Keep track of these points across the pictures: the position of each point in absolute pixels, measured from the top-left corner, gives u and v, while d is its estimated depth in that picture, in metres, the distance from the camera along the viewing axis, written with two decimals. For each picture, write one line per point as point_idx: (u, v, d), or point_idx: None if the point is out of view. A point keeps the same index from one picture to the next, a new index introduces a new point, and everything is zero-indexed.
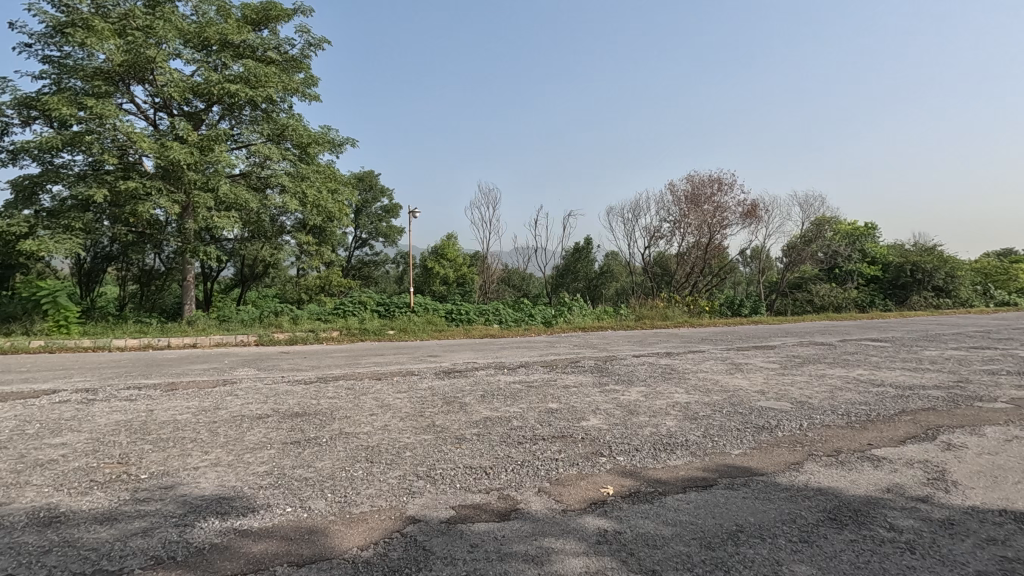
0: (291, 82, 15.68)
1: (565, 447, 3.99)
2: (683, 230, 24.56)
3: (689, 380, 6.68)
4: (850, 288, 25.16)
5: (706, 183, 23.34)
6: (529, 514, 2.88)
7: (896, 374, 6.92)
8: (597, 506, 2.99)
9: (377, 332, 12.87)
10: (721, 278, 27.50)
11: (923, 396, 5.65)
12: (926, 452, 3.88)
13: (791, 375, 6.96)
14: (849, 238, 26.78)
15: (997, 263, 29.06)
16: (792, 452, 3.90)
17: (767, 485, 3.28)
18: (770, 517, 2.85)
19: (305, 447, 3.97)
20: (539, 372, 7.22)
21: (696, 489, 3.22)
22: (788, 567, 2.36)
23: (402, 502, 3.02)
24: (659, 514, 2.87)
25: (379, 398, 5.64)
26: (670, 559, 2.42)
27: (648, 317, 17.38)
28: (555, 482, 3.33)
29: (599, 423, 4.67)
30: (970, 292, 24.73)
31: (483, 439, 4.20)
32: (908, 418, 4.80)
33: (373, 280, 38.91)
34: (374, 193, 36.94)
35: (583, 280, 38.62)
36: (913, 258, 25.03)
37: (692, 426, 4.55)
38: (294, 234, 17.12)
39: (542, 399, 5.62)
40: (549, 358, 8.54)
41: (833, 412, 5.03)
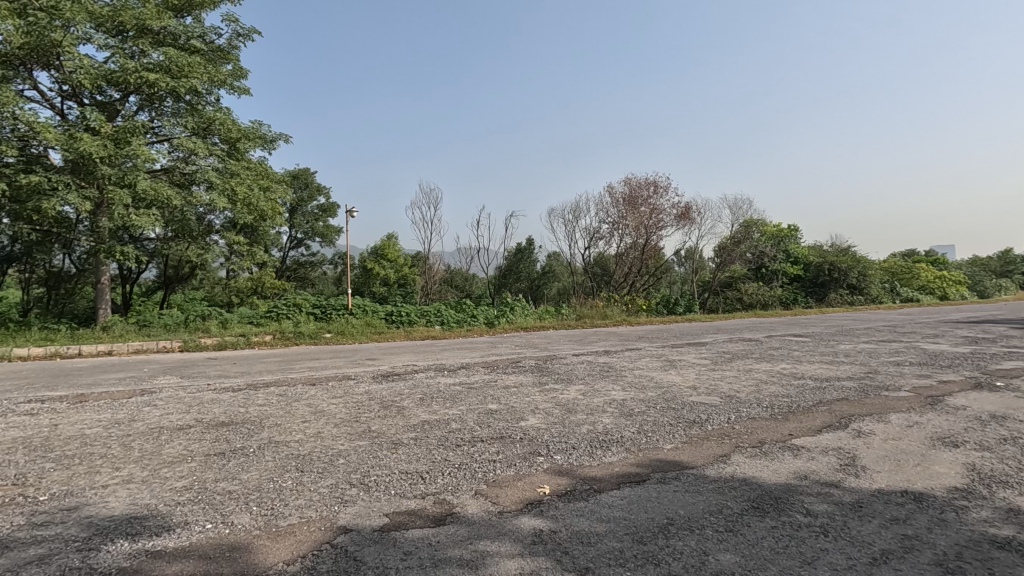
0: (218, 74, 14.94)
1: (503, 448, 3.99)
2: (621, 231, 25.26)
3: (626, 377, 6.85)
4: (775, 286, 26.67)
5: (643, 186, 24.10)
6: (465, 518, 2.85)
7: (815, 367, 7.39)
8: (533, 506, 3.00)
9: (313, 335, 12.43)
10: (658, 278, 28.46)
11: (838, 387, 6.05)
12: (839, 440, 4.15)
13: (721, 370, 7.27)
14: (774, 240, 28.40)
15: (902, 263, 31.63)
16: (720, 445, 4.07)
17: (696, 478, 3.41)
18: (699, 508, 2.95)
19: (230, 458, 3.75)
20: (480, 373, 7.20)
21: (630, 485, 3.29)
22: (715, 557, 2.45)
23: (332, 511, 2.91)
24: (594, 512, 2.92)
25: (313, 404, 5.44)
26: (603, 556, 2.46)
27: (588, 316, 17.73)
28: (492, 484, 3.32)
29: (537, 422, 4.70)
30: (879, 289, 26.82)
31: (420, 443, 4.13)
32: (825, 408, 5.13)
33: (310, 282, 37.68)
34: (310, 192, 35.78)
35: (525, 280, 38.94)
36: (830, 259, 26.87)
37: (627, 423, 4.66)
38: (223, 234, 16.30)
39: (482, 400, 5.59)
40: (490, 359, 8.53)
41: (758, 405, 5.30)
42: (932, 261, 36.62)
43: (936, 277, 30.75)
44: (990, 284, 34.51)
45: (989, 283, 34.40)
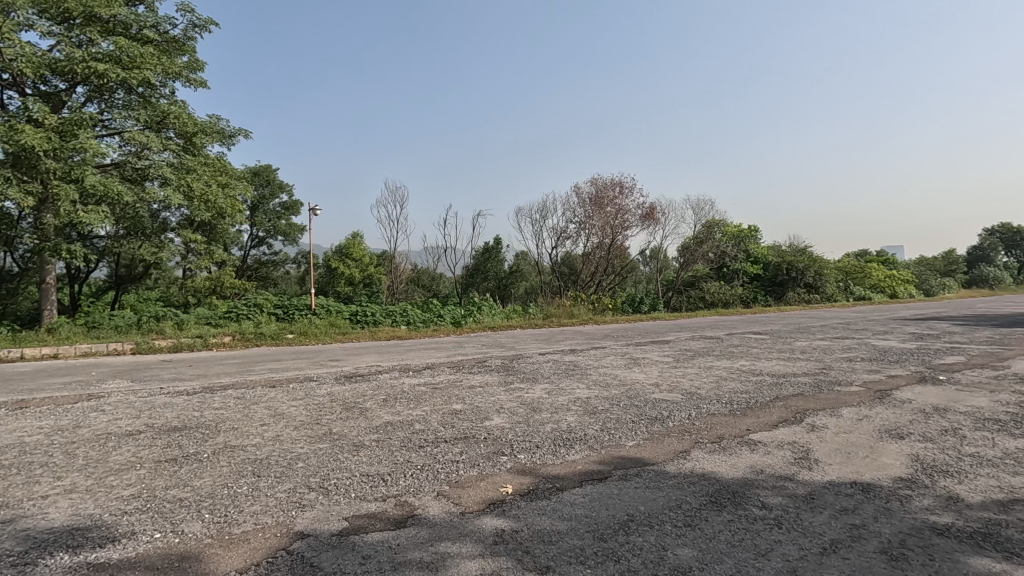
0: (173, 65, 14.43)
1: (467, 448, 3.97)
2: (587, 231, 25.53)
3: (590, 376, 6.92)
4: (735, 285, 27.39)
5: (609, 186, 24.40)
6: (426, 519, 2.82)
7: (772, 364, 7.61)
8: (495, 506, 2.99)
9: (274, 336, 12.14)
10: (624, 278, 28.85)
11: (794, 383, 6.25)
12: (794, 434, 4.29)
13: (683, 368, 7.41)
14: (735, 240, 29.12)
15: (856, 263, 32.91)
16: (680, 441, 4.15)
17: (656, 473, 3.46)
18: (658, 504, 3.00)
19: (182, 464, 3.62)
20: (445, 373, 7.15)
21: (592, 482, 3.32)
22: (673, 552, 2.49)
23: (289, 517, 2.83)
24: (555, 510, 2.93)
25: (272, 406, 5.31)
26: (564, 554, 2.47)
27: (555, 315, 17.83)
28: (455, 484, 3.30)
29: (501, 422, 4.70)
30: (833, 288, 27.85)
31: (383, 444, 4.08)
32: (781, 403, 5.29)
33: (272, 281, 36.77)
34: (271, 189, 34.91)
35: (492, 279, 38.91)
36: (788, 258, 27.78)
37: (591, 421, 4.70)
38: (179, 232, 15.72)
39: (446, 400, 5.55)
40: (456, 359, 8.47)
41: (717, 401, 5.43)
42: (882, 261, 38.16)
43: (886, 276, 32.13)
44: (935, 283, 36.29)
45: (934, 282, 36.17)
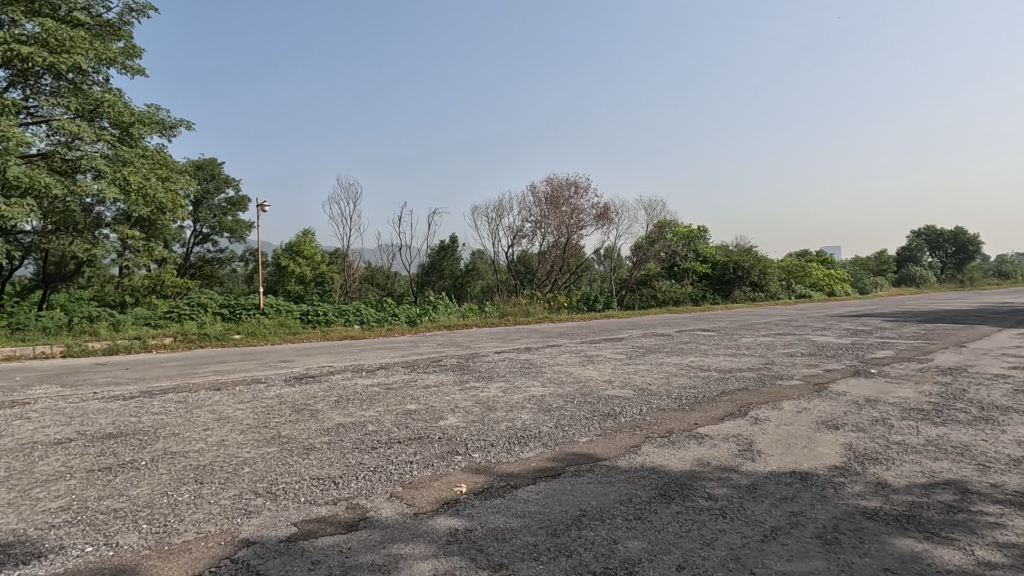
0: (107, 51, 13.63)
1: (421, 449, 3.93)
2: (543, 230, 25.74)
3: (545, 374, 6.98)
4: (685, 284, 28.25)
5: (564, 186, 24.70)
6: (379, 522, 2.78)
7: (720, 360, 7.89)
8: (450, 505, 2.98)
9: (220, 337, 11.67)
10: (579, 277, 29.23)
11: (739, 377, 6.51)
12: (739, 427, 4.46)
13: (635, 364, 7.59)
14: (685, 239, 29.98)
15: (797, 262, 34.49)
16: (631, 436, 4.25)
17: (608, 469, 3.53)
18: (610, 498, 3.06)
19: (116, 473, 3.43)
20: (399, 373, 7.06)
21: (545, 479, 3.36)
22: (623, 545, 2.55)
23: (233, 525, 2.73)
24: (509, 508, 2.94)
25: (217, 410, 5.10)
26: (518, 551, 2.48)
27: (511, 314, 17.88)
28: (408, 485, 3.26)
29: (456, 421, 4.68)
30: (776, 286, 29.11)
31: (334, 447, 3.99)
32: (727, 397, 5.50)
33: (217, 280, 35.31)
34: (216, 183, 33.53)
35: (448, 278, 38.70)
36: (735, 257, 28.90)
37: (545, 418, 4.75)
38: (114, 228, 14.88)
39: (400, 401, 5.48)
40: (410, 359, 8.37)
41: (668, 396, 5.59)
42: (821, 261, 40.15)
43: (824, 275, 33.90)
44: (868, 282, 38.56)
45: (868, 281, 38.42)
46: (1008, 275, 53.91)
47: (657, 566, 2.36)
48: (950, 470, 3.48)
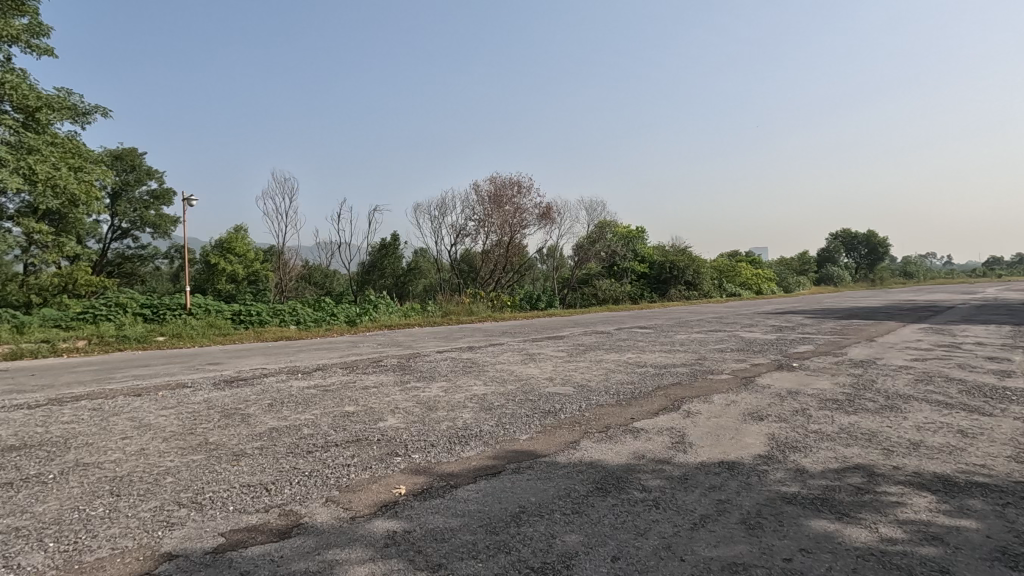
0: (8, 28, 12.47)
1: (359, 452, 3.84)
2: (487, 229, 25.74)
3: (487, 372, 7.00)
4: (625, 283, 29.08)
5: (507, 185, 24.80)
6: (313, 528, 2.70)
7: (656, 356, 8.18)
8: (388, 508, 2.93)
9: (141, 339, 10.94)
10: (522, 275, 29.46)
11: (673, 373, 6.77)
12: (672, 420, 4.65)
13: (575, 362, 7.72)
14: (624, 240, 30.84)
15: (728, 261, 36.21)
16: (571, 432, 4.33)
17: (548, 465, 3.59)
18: (549, 494, 3.11)
19: (19, 489, 3.15)
20: (338, 374, 6.87)
21: (486, 477, 3.37)
22: (561, 539, 2.59)
23: (154, 538, 2.57)
24: (449, 508, 2.93)
25: (138, 417, 4.79)
26: (457, 550, 2.48)
27: (454, 313, 17.78)
28: (345, 489, 3.18)
29: (396, 422, 4.61)
30: (709, 285, 30.48)
31: (266, 452, 3.83)
32: (662, 392, 5.71)
33: (138, 278, 33.08)
34: (138, 175, 31.43)
35: (390, 277, 38.02)
36: (671, 257, 30.02)
37: (487, 417, 4.76)
38: (18, 221, 13.64)
39: (338, 403, 5.34)
40: (350, 359, 8.17)
41: (606, 392, 5.74)
42: (750, 260, 42.32)
43: (752, 274, 35.82)
44: (792, 280, 41.05)
45: (791, 280, 40.93)
46: (912, 275, 58.93)
47: (592, 558, 2.42)
48: (859, 455, 3.77)
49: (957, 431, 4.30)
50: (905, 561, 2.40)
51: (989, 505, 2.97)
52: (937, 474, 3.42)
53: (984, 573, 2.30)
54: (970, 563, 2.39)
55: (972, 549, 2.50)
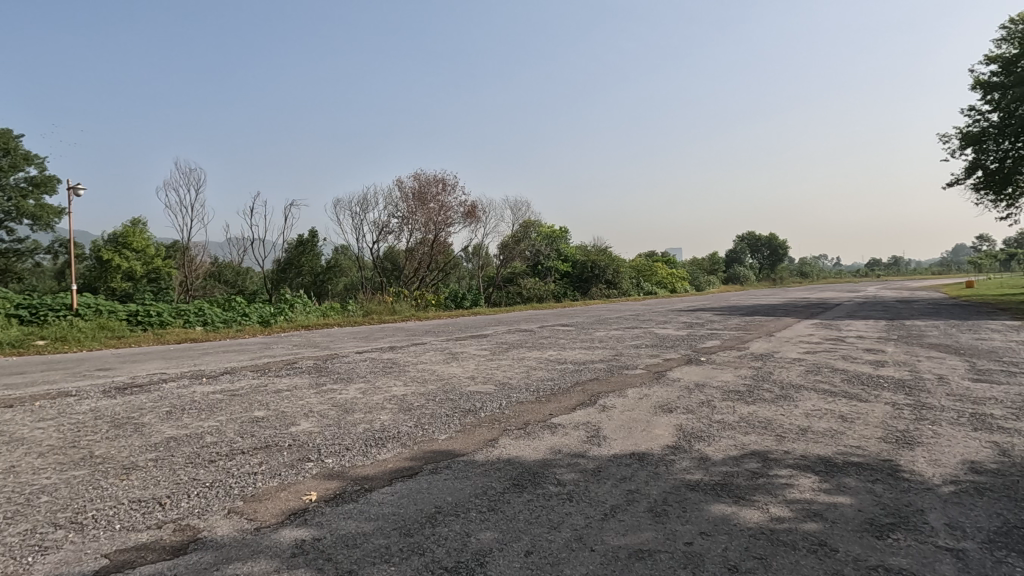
0: None
1: (268, 458, 3.66)
2: (410, 227, 25.29)
3: (407, 372, 6.89)
4: (548, 282, 29.68)
5: (431, 182, 24.56)
6: (212, 542, 2.54)
7: (575, 353, 8.41)
8: (297, 516, 2.81)
9: (18, 344, 9.82)
10: (447, 274, 29.25)
11: (591, 369, 6.99)
12: (588, 415, 4.80)
13: (498, 360, 7.77)
14: (548, 239, 31.42)
15: (646, 261, 37.84)
16: (490, 430, 4.36)
17: (465, 464, 3.58)
18: (465, 493, 3.11)
19: None
20: (247, 378, 6.48)
21: (402, 479, 3.32)
22: (476, 537, 2.60)
23: (22, 566, 2.31)
24: (362, 512, 2.86)
25: (9, 431, 4.29)
26: (368, 555, 2.42)
27: (376, 312, 17.36)
28: (251, 499, 3.02)
29: (309, 426, 4.43)
30: (627, 284, 31.78)
31: (161, 464, 3.55)
32: (581, 388, 5.87)
33: (14, 275, 29.67)
34: (14, 160, 28.21)
35: (308, 275, 36.48)
36: (593, 257, 31.01)
37: (405, 418, 4.69)
38: None
39: (247, 407, 5.06)
40: (261, 362, 7.76)
41: (526, 389, 5.82)
42: (665, 260, 44.48)
43: (667, 274, 37.72)
44: (703, 280, 43.63)
45: (702, 279, 43.50)
46: (806, 275, 64.48)
47: (507, 555, 2.44)
48: (755, 441, 4.07)
49: (839, 416, 4.76)
50: (791, 537, 2.62)
51: (861, 482, 3.31)
52: (820, 456, 3.76)
53: (854, 543, 2.57)
54: (843, 535, 2.65)
55: (846, 522, 2.77)
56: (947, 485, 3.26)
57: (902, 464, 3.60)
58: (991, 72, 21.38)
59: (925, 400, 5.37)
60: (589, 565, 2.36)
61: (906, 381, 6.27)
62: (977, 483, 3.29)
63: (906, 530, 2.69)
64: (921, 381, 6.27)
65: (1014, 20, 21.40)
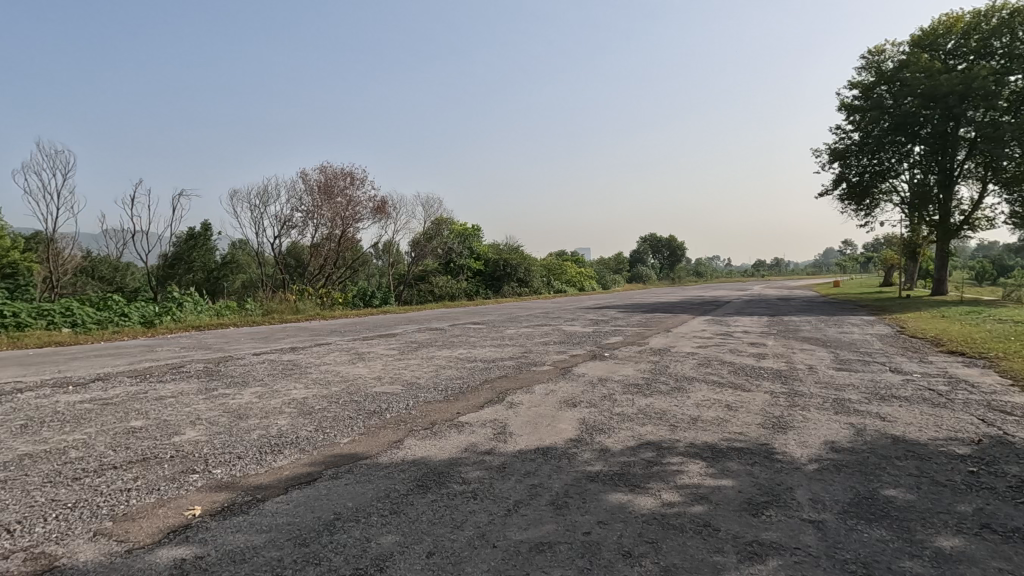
0: None
1: (146, 473, 3.33)
2: (315, 221, 24.09)
3: (309, 374, 6.56)
4: (460, 280, 29.61)
5: (339, 176, 23.57)
6: (72, 569, 2.26)
7: (485, 351, 8.44)
8: (176, 533, 2.58)
9: None
10: (355, 271, 28.27)
11: (500, 366, 7.06)
12: (496, 412, 4.85)
13: (406, 360, 7.62)
14: (461, 237, 31.28)
15: (556, 260, 38.82)
16: (395, 431, 4.26)
17: (368, 467, 3.48)
18: (367, 497, 3.02)
19: None
20: (122, 385, 5.85)
21: (298, 487, 3.16)
22: (376, 542, 2.53)
23: None
24: (252, 524, 2.68)
25: None
26: (258, 570, 2.27)
27: (277, 312, 16.41)
28: (123, 518, 2.73)
29: (195, 435, 4.08)
30: (538, 282, 32.49)
31: (12, 486, 3.11)
32: (489, 386, 5.90)
33: None
34: None
35: (199, 271, 33.74)
36: (504, 256, 31.31)
37: (305, 422, 4.47)
38: None
39: (121, 417, 4.57)
40: (142, 366, 7.06)
41: (434, 388, 5.76)
42: (574, 258, 45.86)
43: (576, 272, 39.01)
44: (608, 280, 45.54)
45: (608, 279, 45.42)
46: (701, 275, 69.23)
47: (407, 557, 2.40)
48: (651, 431, 4.32)
49: (725, 405, 5.17)
50: (679, 520, 2.80)
51: (742, 465, 3.61)
52: (708, 443, 4.06)
53: (734, 521, 2.79)
54: (725, 514, 2.87)
55: (728, 503, 3.01)
56: (811, 463, 3.64)
57: (776, 447, 3.97)
58: (854, 96, 24.10)
59: (797, 388, 5.97)
60: (490, 562, 2.38)
61: (782, 371, 6.94)
62: (836, 460, 3.71)
63: (777, 507, 2.97)
64: (794, 371, 6.95)
65: (871, 51, 24.31)
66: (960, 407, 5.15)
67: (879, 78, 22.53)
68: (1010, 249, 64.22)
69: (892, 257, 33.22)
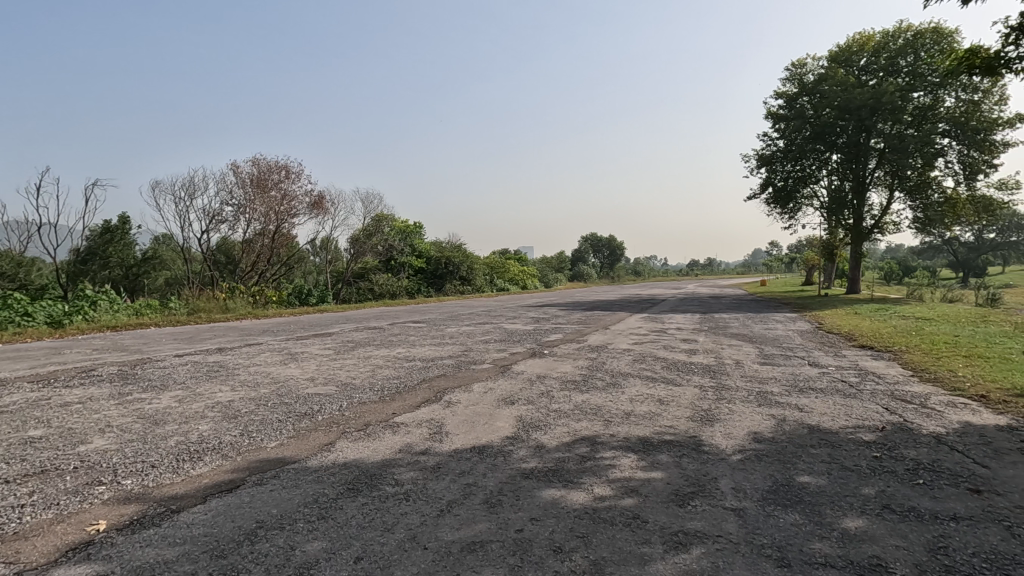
0: None
1: (45, 486, 3.05)
2: (247, 216, 23.02)
3: (236, 376, 6.25)
4: (401, 278, 29.11)
5: (273, 170, 22.59)
6: None
7: (424, 350, 8.33)
8: (76, 551, 2.38)
9: None
10: (290, 267, 27.21)
11: (440, 365, 6.98)
12: (433, 411, 4.79)
13: (342, 360, 7.40)
14: (402, 234, 30.71)
15: (499, 258, 38.80)
16: (326, 433, 4.12)
17: (295, 472, 3.33)
18: (293, 504, 2.89)
19: None
20: (22, 391, 5.36)
21: (218, 495, 2.99)
22: (301, 549, 2.44)
23: None
24: (164, 537, 2.51)
25: None
26: None
27: (204, 310, 15.54)
28: (13, 537, 2.48)
29: (104, 444, 3.79)
30: (481, 280, 32.40)
31: None
32: (427, 385, 5.82)
33: None
34: None
35: (117, 267, 31.45)
36: (447, 254, 31.04)
37: (229, 427, 4.23)
38: None
39: (16, 427, 4.17)
40: (46, 370, 6.48)
41: (370, 389, 5.63)
42: (517, 257, 45.96)
43: (519, 271, 39.23)
44: (551, 279, 46.06)
45: (551, 278, 45.88)
46: (639, 275, 71.29)
47: (335, 564, 2.32)
48: (586, 427, 4.39)
49: (657, 400, 5.33)
50: (610, 513, 2.86)
51: (671, 457, 3.74)
52: (640, 437, 4.17)
53: (662, 513, 2.88)
54: (654, 506, 2.95)
55: (656, 495, 3.10)
56: (735, 454, 3.81)
57: (704, 439, 4.14)
58: (779, 105, 25.50)
59: (725, 382, 6.24)
60: (420, 565, 2.33)
61: (711, 366, 7.23)
62: (757, 450, 3.90)
63: (703, 497, 3.08)
64: (723, 366, 7.26)
65: (795, 64, 25.78)
66: (868, 397, 5.56)
67: (801, 90, 23.93)
68: (913, 251, 70.05)
69: (813, 258, 35.32)
